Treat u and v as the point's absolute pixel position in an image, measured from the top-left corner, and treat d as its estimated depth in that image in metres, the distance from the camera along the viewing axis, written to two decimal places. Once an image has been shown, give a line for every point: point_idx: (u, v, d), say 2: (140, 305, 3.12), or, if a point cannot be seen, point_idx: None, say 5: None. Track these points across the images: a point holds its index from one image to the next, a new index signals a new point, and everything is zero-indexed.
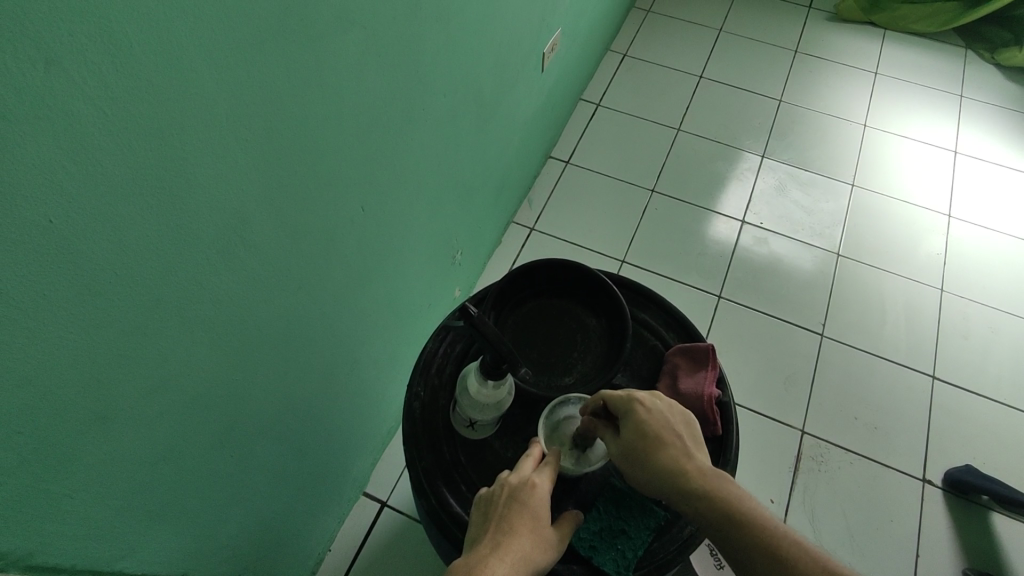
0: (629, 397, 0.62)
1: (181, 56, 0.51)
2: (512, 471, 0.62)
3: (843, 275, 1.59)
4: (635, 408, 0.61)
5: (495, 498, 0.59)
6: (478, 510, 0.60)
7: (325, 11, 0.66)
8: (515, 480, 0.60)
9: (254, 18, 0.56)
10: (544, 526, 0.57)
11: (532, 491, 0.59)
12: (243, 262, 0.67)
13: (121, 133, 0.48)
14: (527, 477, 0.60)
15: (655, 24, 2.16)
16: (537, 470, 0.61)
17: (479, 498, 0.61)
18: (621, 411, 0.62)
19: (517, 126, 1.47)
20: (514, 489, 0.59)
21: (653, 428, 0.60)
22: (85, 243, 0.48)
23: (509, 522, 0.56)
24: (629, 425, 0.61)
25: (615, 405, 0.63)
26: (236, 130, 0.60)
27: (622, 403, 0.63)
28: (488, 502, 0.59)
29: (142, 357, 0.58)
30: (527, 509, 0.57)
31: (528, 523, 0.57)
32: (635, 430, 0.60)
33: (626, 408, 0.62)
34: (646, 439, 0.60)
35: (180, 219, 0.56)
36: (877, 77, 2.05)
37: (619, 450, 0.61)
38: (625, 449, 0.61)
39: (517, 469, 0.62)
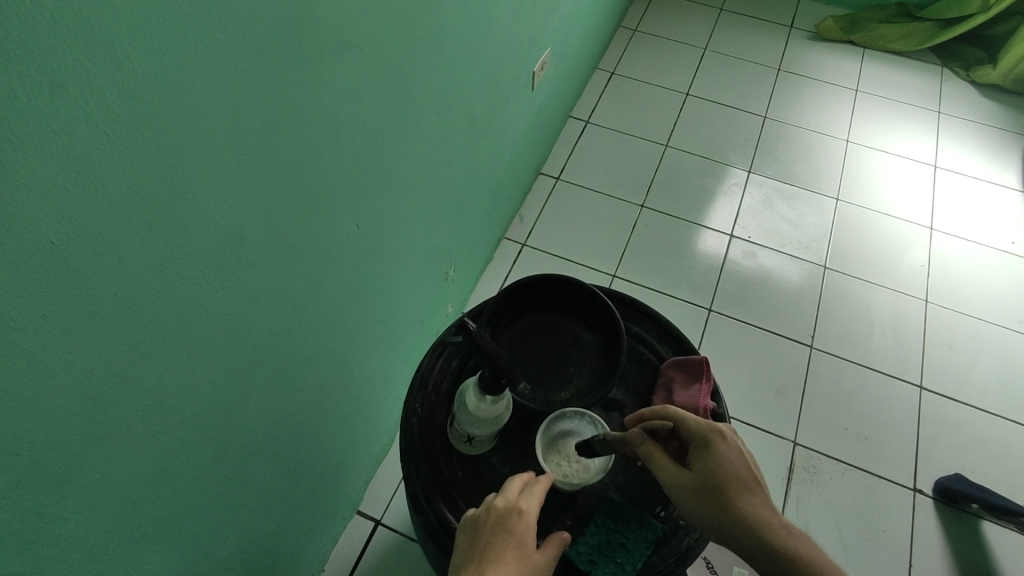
0: (711, 428, 0.62)
1: (181, 78, 0.51)
2: (499, 496, 0.62)
3: (830, 287, 1.62)
4: (721, 442, 0.60)
5: (481, 523, 0.59)
6: (464, 535, 0.59)
7: (321, 33, 0.68)
8: (500, 504, 0.60)
9: (252, 41, 0.58)
10: (531, 553, 0.57)
11: (518, 517, 0.58)
12: (240, 280, 0.68)
13: (123, 155, 0.49)
14: (513, 501, 0.60)
15: (641, 43, 2.21)
16: (524, 494, 0.61)
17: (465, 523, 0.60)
18: (702, 442, 0.61)
19: (508, 143, 1.49)
20: (500, 515, 0.59)
21: (730, 466, 0.60)
22: (85, 263, 0.49)
23: (495, 550, 0.56)
24: (706, 458, 0.61)
25: (692, 432, 0.63)
26: (235, 150, 0.60)
27: (699, 433, 0.62)
28: (473, 529, 0.59)
29: (138, 376, 0.57)
30: (513, 536, 0.57)
31: (514, 548, 0.56)
32: (713, 465, 0.60)
33: (708, 438, 0.61)
34: (725, 474, 0.60)
35: (178, 237, 0.57)
36: (857, 94, 2.10)
37: (685, 478, 0.61)
38: (696, 479, 0.60)
39: (505, 493, 0.62)
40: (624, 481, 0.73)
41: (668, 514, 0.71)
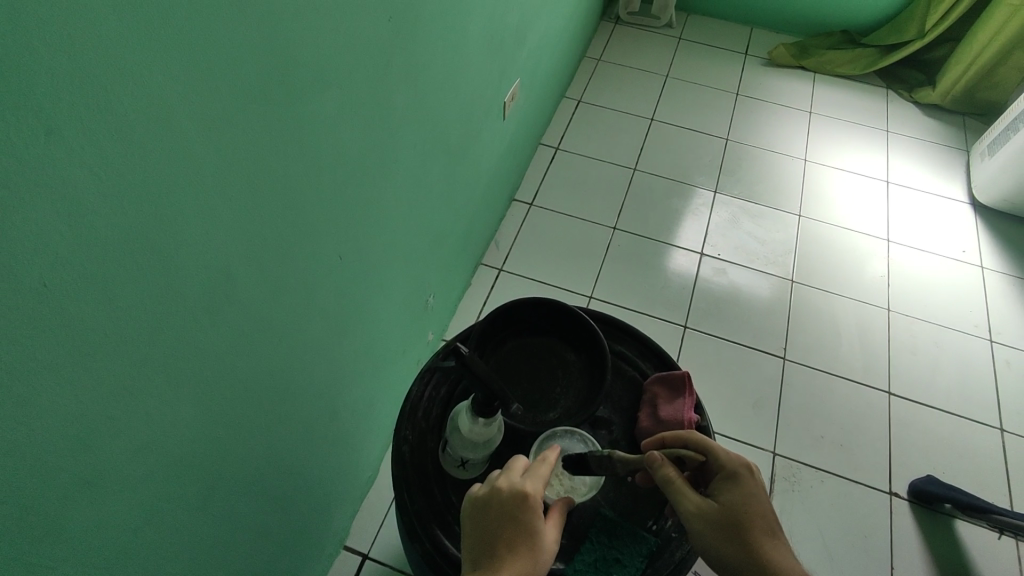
0: (742, 464, 0.62)
1: (171, 119, 0.52)
2: (501, 476, 0.60)
3: (798, 300, 1.68)
4: (750, 477, 0.61)
5: (487, 510, 0.58)
6: (470, 519, 0.59)
7: (302, 72, 0.69)
8: (505, 489, 0.59)
9: (238, 82, 0.59)
10: (541, 539, 0.57)
11: (525, 504, 0.58)
12: (229, 315, 0.68)
13: (115, 196, 0.49)
14: (517, 485, 0.59)
15: (606, 72, 2.29)
16: (527, 477, 0.60)
17: (468, 505, 0.60)
18: (732, 475, 0.61)
19: (482, 171, 1.52)
20: (506, 499, 0.58)
21: (756, 505, 0.60)
22: (77, 305, 0.49)
23: (507, 543, 0.56)
24: (734, 492, 0.60)
25: (720, 462, 0.63)
26: (222, 187, 0.61)
27: (729, 466, 0.62)
28: (478, 512, 0.59)
29: (128, 417, 0.57)
30: (522, 525, 0.56)
31: (526, 540, 0.56)
32: (740, 501, 0.60)
33: (737, 471, 0.61)
34: (750, 511, 0.59)
35: (167, 275, 0.57)
36: (811, 116, 2.21)
37: (708, 507, 0.60)
38: (720, 510, 0.60)
39: (508, 474, 0.61)
40: (615, 497, 0.74)
41: (660, 528, 0.72)
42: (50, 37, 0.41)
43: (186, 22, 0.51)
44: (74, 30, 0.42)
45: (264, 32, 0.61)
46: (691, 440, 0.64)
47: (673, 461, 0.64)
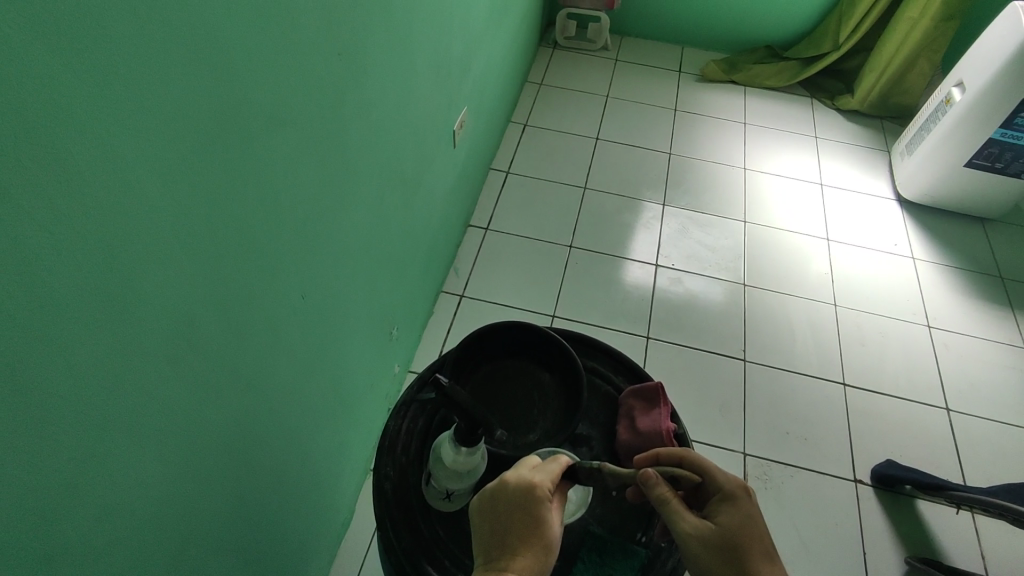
0: (739, 486, 0.62)
1: (128, 169, 0.51)
2: (509, 472, 0.59)
3: (751, 303, 1.74)
4: (747, 499, 0.61)
5: (496, 506, 0.57)
6: (479, 516, 0.57)
7: (254, 114, 0.69)
8: (513, 480, 0.57)
9: (193, 127, 0.58)
10: (551, 531, 0.55)
11: (535, 497, 0.56)
12: (194, 367, 0.66)
13: (70, 252, 0.47)
14: (526, 476, 0.58)
15: (548, 96, 2.34)
16: (535, 470, 0.59)
17: (477, 502, 0.58)
18: (729, 497, 0.61)
19: (437, 199, 1.52)
20: (514, 494, 0.57)
21: (754, 527, 0.60)
22: (34, 370, 0.46)
23: (517, 538, 0.54)
24: (732, 514, 0.61)
25: (717, 483, 0.63)
26: (181, 235, 0.60)
27: (726, 488, 0.62)
28: (486, 505, 0.57)
29: (91, 483, 0.54)
30: (531, 520, 0.55)
31: (536, 535, 0.55)
32: (738, 522, 0.60)
33: (735, 493, 0.62)
34: (748, 533, 0.59)
35: (128, 330, 0.55)
36: (745, 126, 2.32)
37: (706, 527, 0.60)
38: (717, 532, 0.59)
39: (516, 467, 0.59)
40: (602, 513, 0.75)
41: (649, 539, 0.73)
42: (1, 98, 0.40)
43: (139, 70, 0.50)
44: (26, 89, 0.41)
45: (216, 77, 0.60)
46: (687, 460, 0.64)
47: (670, 481, 0.63)
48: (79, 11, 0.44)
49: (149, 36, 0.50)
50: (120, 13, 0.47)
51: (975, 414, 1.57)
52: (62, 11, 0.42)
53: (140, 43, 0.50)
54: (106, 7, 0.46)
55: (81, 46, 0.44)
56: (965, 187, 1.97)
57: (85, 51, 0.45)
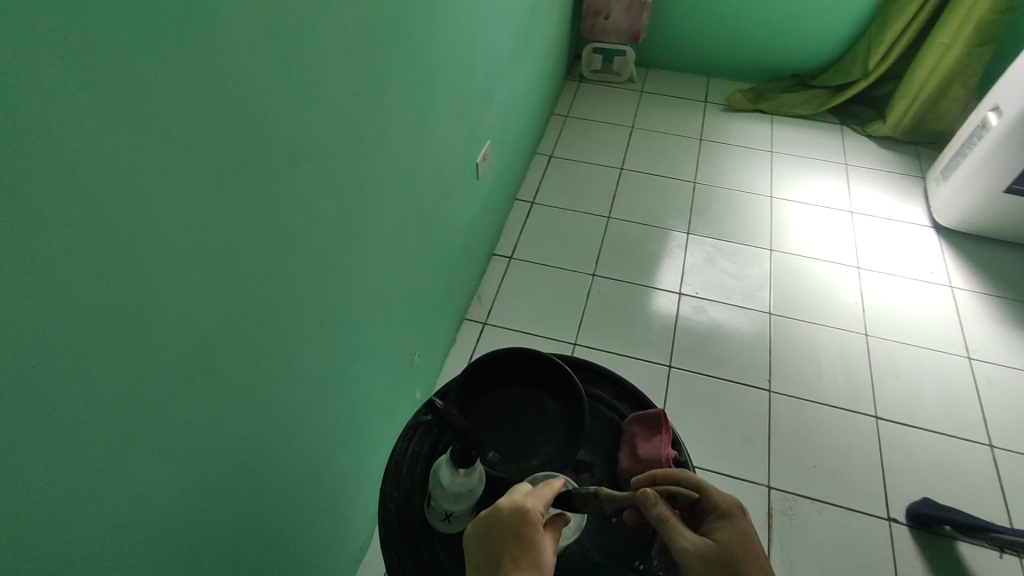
0: (734, 504, 0.63)
1: (151, 204, 0.56)
2: (503, 497, 0.60)
3: (777, 332, 1.71)
4: (743, 516, 0.61)
5: (490, 530, 0.58)
6: (474, 541, 0.58)
7: (275, 152, 0.74)
8: (507, 505, 0.58)
9: (215, 165, 0.64)
10: (543, 554, 0.56)
11: (528, 520, 0.57)
12: (213, 387, 0.70)
13: (96, 278, 0.52)
14: (518, 501, 0.59)
15: (574, 128, 2.39)
16: (529, 495, 0.60)
17: (473, 527, 0.59)
18: (726, 514, 0.62)
19: (459, 229, 1.57)
20: (508, 518, 0.58)
21: (752, 545, 0.60)
22: (59, 385, 0.51)
23: (510, 559, 0.55)
24: (729, 532, 0.60)
25: (713, 502, 0.63)
26: (202, 264, 0.65)
27: (722, 506, 0.63)
28: (481, 531, 0.58)
29: (109, 493, 0.58)
30: (525, 542, 0.56)
31: (529, 559, 0.55)
32: (736, 540, 0.60)
33: (731, 511, 0.62)
34: (746, 550, 0.59)
35: (149, 350, 0.60)
36: (772, 155, 2.31)
37: (705, 544, 0.59)
38: (716, 548, 0.59)
39: (510, 493, 0.60)
40: (602, 539, 0.74)
41: (648, 566, 0.72)
42: (38, 143, 0.45)
43: (164, 117, 0.56)
44: (62, 135, 0.47)
45: (237, 120, 0.66)
46: (682, 479, 0.65)
47: (668, 500, 0.63)
48: (108, 65, 0.49)
49: (172, 83, 0.56)
50: (146, 64, 0.53)
51: (1021, 452, 1.48)
52: (96, 65, 0.48)
53: (163, 90, 0.55)
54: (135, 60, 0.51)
55: (112, 96, 0.50)
56: (1006, 215, 1.91)
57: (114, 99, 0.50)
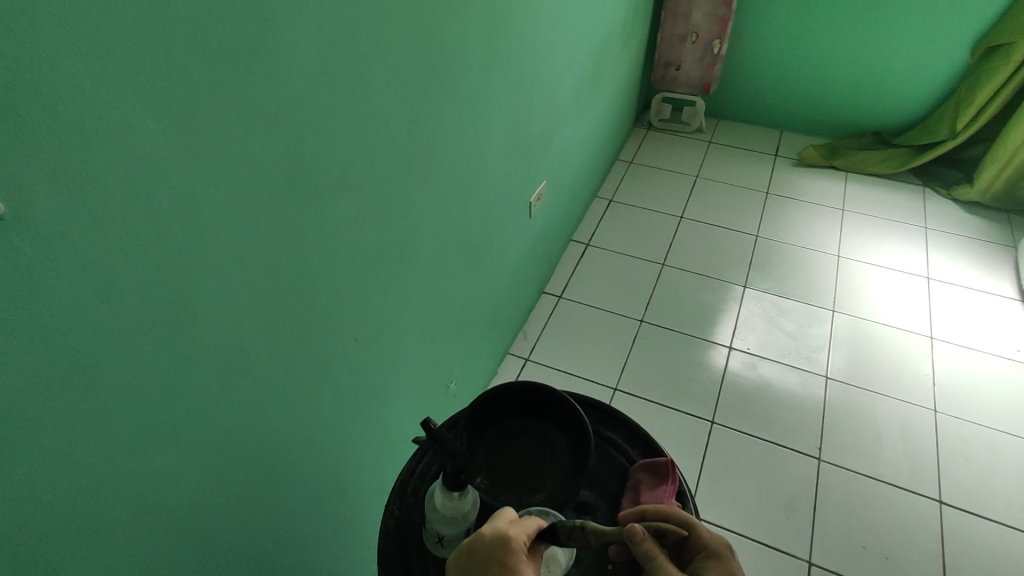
0: (722, 544, 0.61)
1: (205, 217, 0.62)
2: (487, 525, 0.60)
3: (833, 398, 1.61)
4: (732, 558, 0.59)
5: (473, 557, 0.58)
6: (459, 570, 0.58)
7: (325, 179, 0.80)
8: (489, 534, 0.59)
9: (266, 187, 0.70)
10: None
11: (510, 550, 0.57)
12: (244, 391, 0.75)
13: (149, 277, 0.58)
14: (501, 530, 0.59)
15: (637, 174, 2.41)
16: (512, 523, 0.60)
17: (458, 555, 0.59)
18: (713, 554, 0.60)
19: (508, 265, 1.60)
20: (490, 547, 0.58)
21: None
22: (103, 371, 0.56)
23: None
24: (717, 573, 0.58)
25: (702, 541, 0.61)
26: (246, 274, 0.70)
27: (711, 545, 0.61)
28: (465, 560, 0.58)
29: (137, 477, 0.63)
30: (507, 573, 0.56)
31: None
32: None
33: (720, 552, 0.60)
34: None
35: (187, 349, 0.65)
36: (844, 213, 2.22)
37: None
38: None
39: (492, 520, 0.61)
40: None
41: None
42: (111, 157, 0.52)
43: (224, 139, 0.62)
44: (133, 150, 0.53)
45: (291, 147, 0.72)
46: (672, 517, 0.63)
47: (656, 537, 0.61)
48: (181, 95, 0.56)
49: (235, 111, 0.62)
50: (214, 95, 0.60)
51: None
52: (168, 93, 0.55)
53: (226, 116, 0.61)
54: (203, 92, 0.58)
55: (180, 120, 0.57)
56: None
57: (184, 125, 0.57)
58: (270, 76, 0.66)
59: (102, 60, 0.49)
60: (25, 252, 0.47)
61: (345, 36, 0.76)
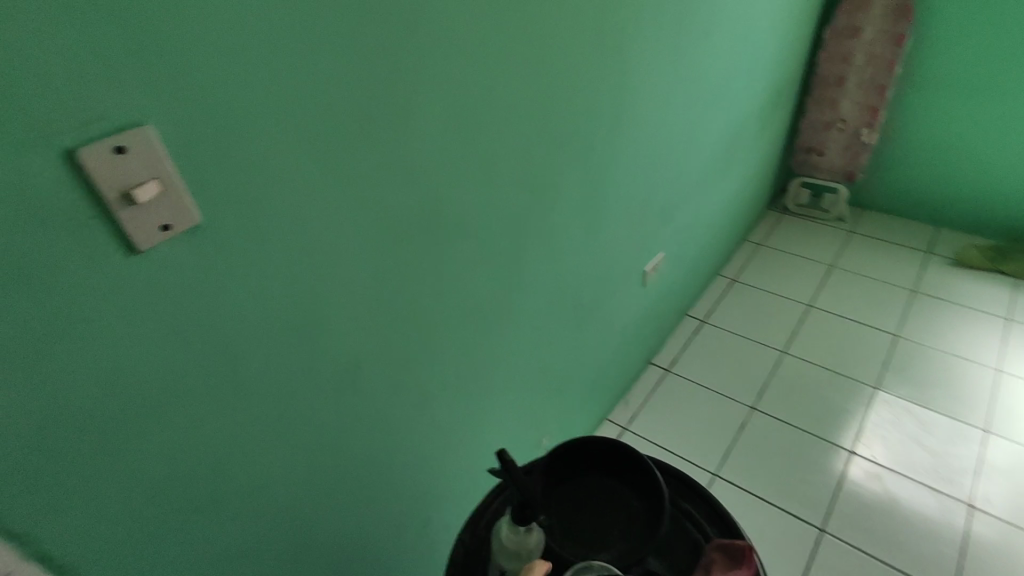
0: None
1: (343, 244, 0.74)
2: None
3: (976, 532, 1.39)
4: None
5: None
6: None
7: (449, 224, 0.90)
8: None
9: (397, 225, 0.81)
10: None
11: None
12: (355, 401, 0.85)
13: (292, 289, 0.70)
14: None
15: (766, 256, 2.32)
16: None
17: None
18: None
19: (615, 330, 1.62)
20: None
21: None
22: (244, 360, 0.68)
23: None
24: None
25: None
26: (369, 298, 0.81)
27: None
28: None
29: (253, 456, 0.73)
30: None
31: None
32: None
33: None
34: None
35: (311, 354, 0.76)
36: (1009, 324, 1.96)
37: None
38: None
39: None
40: None
41: None
42: (281, 187, 0.64)
43: (368, 182, 0.74)
44: (298, 184, 0.66)
45: (423, 194, 0.83)
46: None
47: None
48: (340, 144, 0.69)
49: (380, 159, 0.74)
50: (366, 145, 0.72)
51: None
52: (331, 142, 0.67)
53: (372, 163, 0.73)
54: (356, 142, 0.70)
55: (336, 163, 0.69)
56: None
57: (341, 168, 0.70)
58: (417, 135, 0.78)
59: (288, 114, 0.62)
60: (207, 254, 0.60)
61: (487, 107, 0.88)
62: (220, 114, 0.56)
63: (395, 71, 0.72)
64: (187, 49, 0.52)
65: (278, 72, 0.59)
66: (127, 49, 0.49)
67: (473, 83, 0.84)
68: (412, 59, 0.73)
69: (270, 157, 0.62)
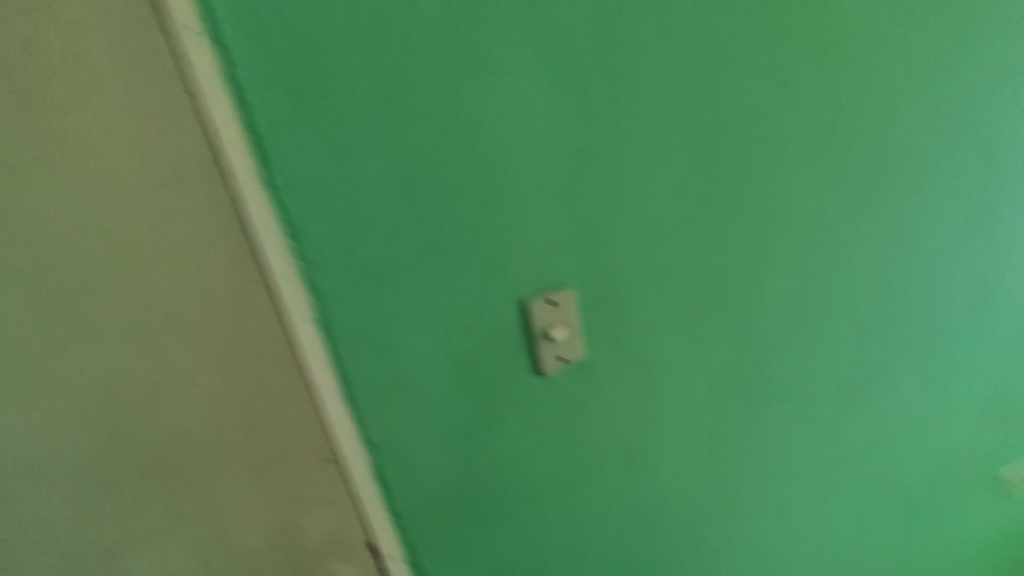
0: None
1: (713, 424, 1.03)
2: None
3: None
4: None
5: None
6: None
7: (791, 416, 1.12)
8: None
9: (751, 411, 1.06)
10: None
11: None
12: (663, 526, 1.07)
13: (677, 450, 1.02)
14: None
15: None
16: None
17: None
18: None
19: (946, 540, 1.53)
20: None
21: None
22: (638, 489, 1.01)
23: None
24: None
25: None
26: (721, 462, 1.08)
27: None
28: None
29: (622, 552, 1.05)
30: None
31: None
32: None
33: None
34: None
35: (674, 493, 1.06)
36: None
37: None
38: None
39: None
40: None
41: None
42: (685, 382, 0.97)
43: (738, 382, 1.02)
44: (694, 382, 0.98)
45: (776, 392, 1.07)
46: None
47: None
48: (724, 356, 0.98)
49: (750, 367, 1.02)
50: (741, 357, 1.00)
51: None
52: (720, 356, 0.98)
53: (743, 369, 1.01)
54: (735, 355, 0.99)
55: (721, 371, 0.99)
56: None
57: (689, 334, 0.93)
58: (779, 348, 1.03)
59: (696, 335, 0.94)
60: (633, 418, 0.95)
61: (838, 329, 1.08)
62: (622, 292, 0.86)
63: (749, 272, 0.94)
64: (646, 298, 0.87)
65: (694, 308, 0.92)
66: (619, 300, 0.85)
67: (830, 313, 1.05)
68: (766, 266, 0.95)
69: (680, 359, 0.94)
